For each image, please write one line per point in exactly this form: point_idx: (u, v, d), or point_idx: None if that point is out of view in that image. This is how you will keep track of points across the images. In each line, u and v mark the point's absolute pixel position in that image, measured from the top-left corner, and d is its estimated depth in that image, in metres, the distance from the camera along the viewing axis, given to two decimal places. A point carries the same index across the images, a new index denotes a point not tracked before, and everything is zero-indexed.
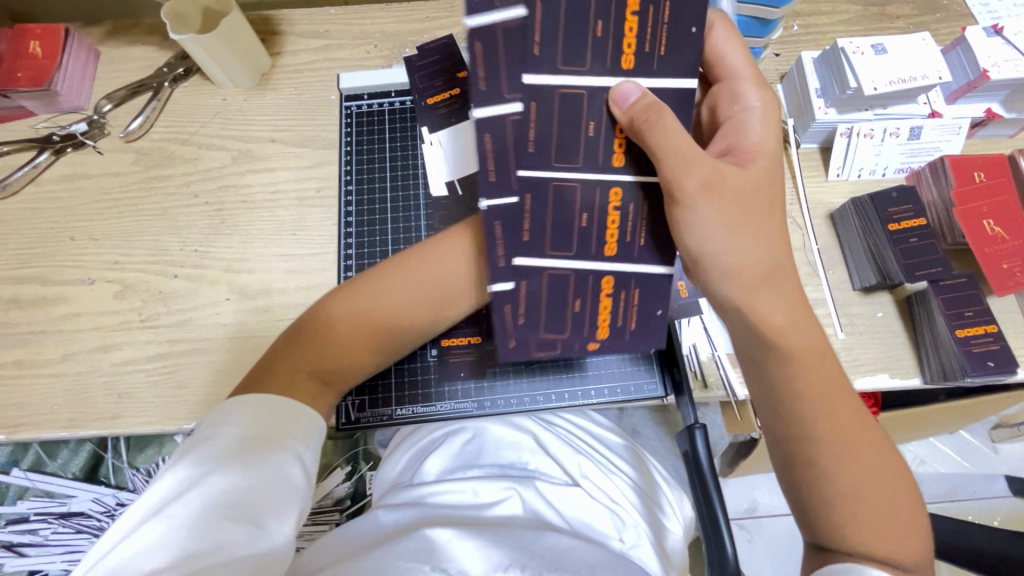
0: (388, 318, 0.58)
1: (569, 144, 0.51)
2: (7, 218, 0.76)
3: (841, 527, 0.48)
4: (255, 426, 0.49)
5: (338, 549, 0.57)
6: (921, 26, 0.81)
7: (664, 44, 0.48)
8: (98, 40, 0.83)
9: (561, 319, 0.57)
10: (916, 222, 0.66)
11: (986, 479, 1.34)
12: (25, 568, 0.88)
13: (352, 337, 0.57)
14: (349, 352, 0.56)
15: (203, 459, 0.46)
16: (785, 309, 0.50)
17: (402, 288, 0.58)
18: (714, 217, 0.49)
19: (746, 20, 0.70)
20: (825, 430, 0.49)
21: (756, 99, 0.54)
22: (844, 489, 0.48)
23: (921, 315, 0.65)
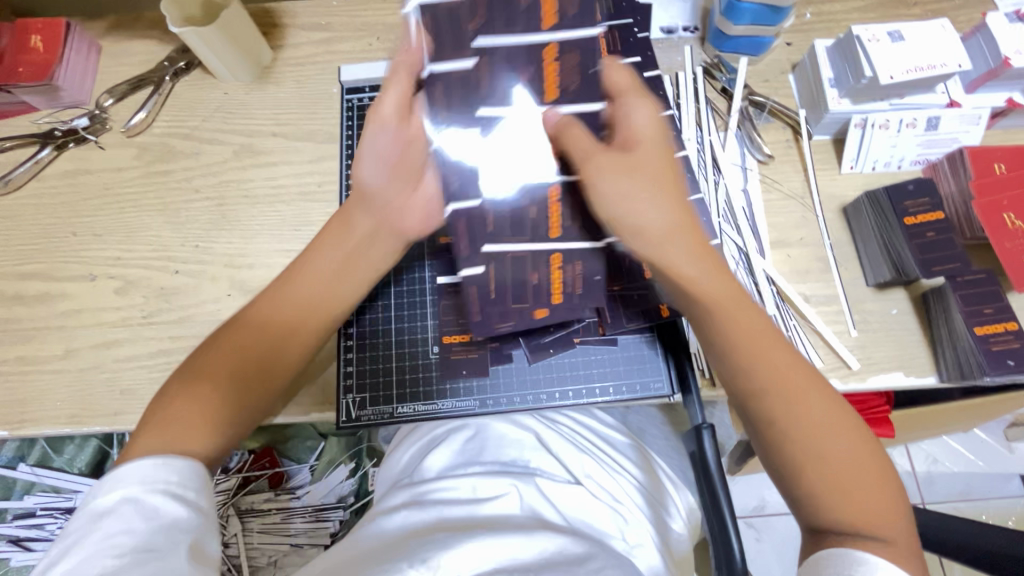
0: (258, 348, 0.55)
1: (520, 151, 0.56)
2: (10, 214, 0.76)
3: (817, 501, 0.48)
4: (153, 459, 0.46)
5: (342, 554, 0.57)
6: (940, 12, 0.78)
7: (577, 83, 0.54)
8: (100, 35, 0.82)
9: (524, 292, 0.58)
10: (935, 216, 0.63)
11: (1001, 479, 1.31)
12: (30, 563, 0.88)
13: (265, 344, 0.56)
14: (220, 397, 0.52)
15: (101, 500, 0.44)
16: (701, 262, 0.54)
17: (325, 285, 0.60)
18: (634, 180, 0.53)
19: (756, 8, 0.68)
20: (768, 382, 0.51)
21: (638, 106, 0.54)
22: (810, 462, 0.49)
23: (937, 312, 0.63)
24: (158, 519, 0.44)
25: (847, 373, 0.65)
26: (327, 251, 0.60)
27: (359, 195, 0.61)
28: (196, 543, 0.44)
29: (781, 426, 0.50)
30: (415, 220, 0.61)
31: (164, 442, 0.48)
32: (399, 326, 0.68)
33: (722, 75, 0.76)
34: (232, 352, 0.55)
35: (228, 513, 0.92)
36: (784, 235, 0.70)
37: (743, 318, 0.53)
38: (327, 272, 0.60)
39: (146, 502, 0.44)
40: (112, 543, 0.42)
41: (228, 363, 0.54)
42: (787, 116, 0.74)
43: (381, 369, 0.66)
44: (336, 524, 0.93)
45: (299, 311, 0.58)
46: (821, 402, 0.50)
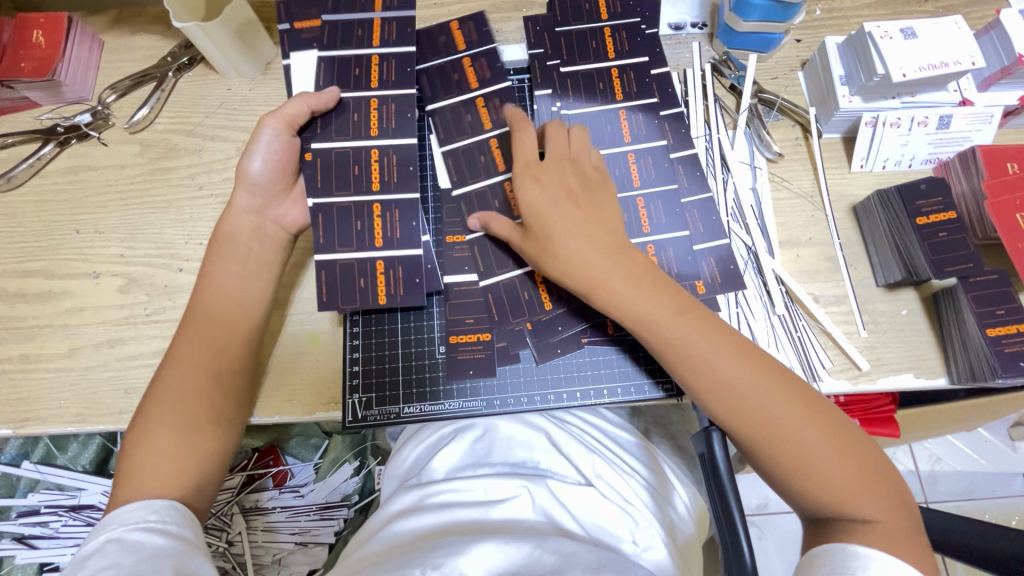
0: (217, 330, 0.59)
1: (472, 168, 0.69)
2: (12, 211, 0.75)
3: (786, 485, 0.50)
4: (157, 504, 0.50)
5: (356, 560, 0.58)
6: (952, 9, 0.77)
7: (489, 73, 0.72)
8: (102, 30, 0.81)
9: (518, 308, 0.65)
10: (947, 216, 0.63)
11: (1004, 478, 1.30)
12: (35, 560, 0.88)
13: (206, 363, 0.58)
14: (186, 389, 0.56)
15: (109, 545, 0.47)
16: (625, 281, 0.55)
17: (235, 280, 0.61)
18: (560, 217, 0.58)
19: (766, 4, 0.67)
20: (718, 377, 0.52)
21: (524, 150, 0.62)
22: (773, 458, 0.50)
23: (948, 312, 0.63)
24: (141, 551, 0.47)
25: (857, 374, 0.64)
26: (227, 261, 0.62)
27: (245, 185, 0.63)
28: (177, 568, 0.47)
29: (732, 430, 0.52)
30: (292, 215, 0.66)
31: (160, 452, 0.53)
32: (405, 327, 0.67)
33: (732, 72, 0.75)
34: (187, 380, 0.57)
35: (233, 511, 0.92)
36: (793, 235, 0.69)
37: (669, 336, 0.54)
38: (235, 266, 0.62)
39: (128, 539, 0.48)
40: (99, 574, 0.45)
41: (193, 388, 0.56)
42: (797, 114, 0.73)
43: (387, 370, 0.66)
44: (341, 522, 0.93)
45: (222, 323, 0.60)
46: (759, 398, 0.51)
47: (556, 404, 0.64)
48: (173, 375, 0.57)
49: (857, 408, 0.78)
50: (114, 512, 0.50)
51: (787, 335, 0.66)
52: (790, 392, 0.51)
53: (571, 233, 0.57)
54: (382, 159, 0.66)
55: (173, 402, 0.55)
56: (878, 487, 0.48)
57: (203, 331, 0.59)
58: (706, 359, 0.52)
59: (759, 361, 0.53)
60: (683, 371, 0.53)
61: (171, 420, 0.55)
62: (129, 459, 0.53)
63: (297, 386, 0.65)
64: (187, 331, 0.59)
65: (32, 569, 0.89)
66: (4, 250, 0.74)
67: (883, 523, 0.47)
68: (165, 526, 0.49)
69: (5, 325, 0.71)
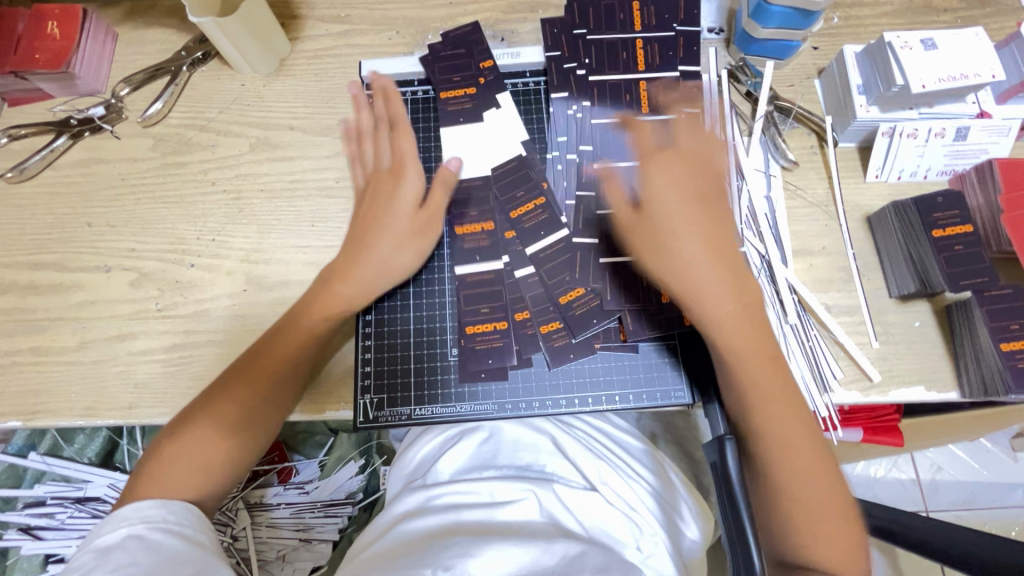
0: (286, 358, 0.60)
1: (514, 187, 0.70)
2: (25, 202, 0.75)
3: (792, 540, 0.52)
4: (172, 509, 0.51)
5: (355, 565, 0.58)
6: (970, 20, 0.77)
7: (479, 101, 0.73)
8: (116, 23, 0.81)
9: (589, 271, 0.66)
10: (963, 229, 0.62)
11: (1005, 489, 1.30)
12: (41, 551, 0.87)
13: (265, 385, 0.59)
14: (238, 404, 0.57)
15: (126, 541, 0.47)
16: (726, 311, 0.55)
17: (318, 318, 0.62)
18: (700, 252, 0.57)
19: (785, 11, 0.67)
20: (774, 421, 0.53)
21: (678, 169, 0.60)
22: (784, 513, 0.52)
23: (961, 325, 0.63)
24: (160, 551, 0.47)
25: (868, 386, 0.64)
26: (318, 298, 0.63)
27: (375, 266, 0.64)
28: (194, 573, 0.47)
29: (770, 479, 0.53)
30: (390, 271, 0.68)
31: (191, 453, 0.55)
32: (418, 326, 0.67)
33: (748, 78, 0.75)
34: (246, 397, 0.58)
35: (238, 506, 0.92)
36: (806, 244, 0.69)
37: (741, 371, 0.54)
38: (322, 306, 0.63)
39: (149, 537, 0.48)
40: (122, 570, 0.45)
41: (251, 403, 0.58)
42: (813, 122, 0.73)
43: (401, 369, 0.66)
44: (345, 520, 0.93)
45: (294, 348, 0.61)
46: (801, 455, 0.52)
47: (567, 410, 0.64)
48: (233, 392, 0.58)
49: (863, 418, 0.78)
50: (131, 506, 0.50)
51: (799, 344, 0.66)
52: (816, 454, 0.53)
53: (694, 242, 0.57)
54: (480, 233, 0.68)
55: (224, 411, 0.57)
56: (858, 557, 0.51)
57: (275, 351, 0.60)
58: (768, 396, 0.54)
59: (809, 431, 0.54)
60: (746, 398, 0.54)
61: (208, 421, 0.56)
62: (154, 457, 0.55)
63: (315, 385, 0.66)
64: (260, 351, 0.61)
65: (37, 561, 0.88)
66: (15, 241, 0.74)
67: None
68: (182, 528, 0.50)
69: (16, 317, 0.71)
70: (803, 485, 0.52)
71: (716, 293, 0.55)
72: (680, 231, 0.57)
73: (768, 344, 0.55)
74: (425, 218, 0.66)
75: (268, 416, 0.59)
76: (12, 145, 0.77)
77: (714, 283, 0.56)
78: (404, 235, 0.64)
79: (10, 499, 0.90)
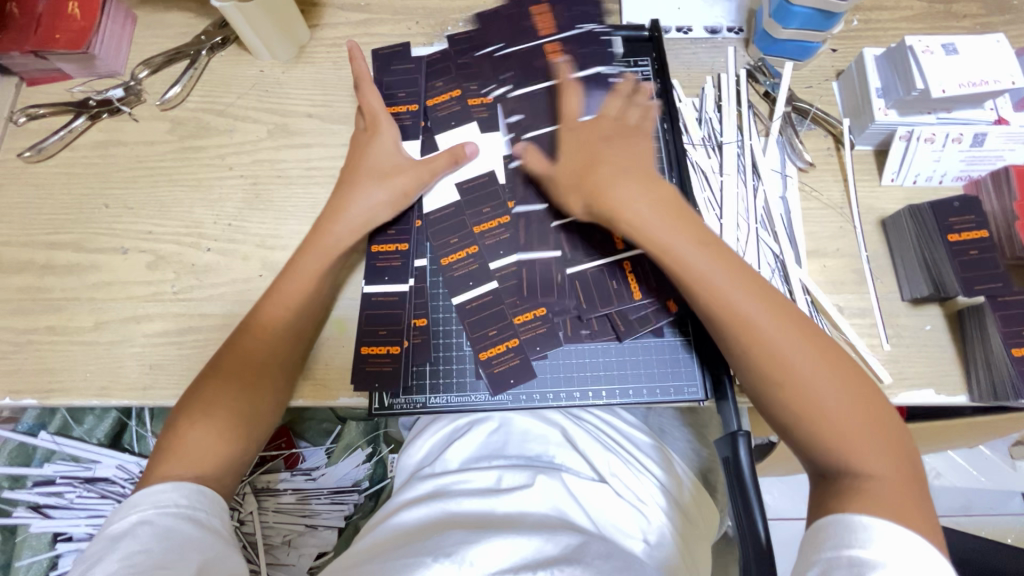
0: (274, 350, 0.61)
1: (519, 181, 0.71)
2: (42, 182, 0.75)
3: (808, 444, 0.48)
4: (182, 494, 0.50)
5: (360, 547, 0.58)
6: (990, 26, 0.77)
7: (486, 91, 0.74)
8: (136, 5, 0.81)
9: (549, 289, 0.66)
10: (978, 234, 0.63)
11: (1002, 496, 1.31)
12: (50, 530, 0.88)
13: (262, 376, 0.59)
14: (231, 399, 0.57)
15: (137, 530, 0.47)
16: (677, 226, 0.57)
17: (304, 304, 0.63)
18: (640, 188, 0.59)
19: (808, 12, 0.68)
20: (757, 330, 0.52)
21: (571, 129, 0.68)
22: (791, 419, 0.50)
23: (973, 329, 0.63)
24: (170, 538, 0.47)
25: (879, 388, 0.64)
26: (299, 281, 0.63)
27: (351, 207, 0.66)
28: (203, 564, 0.47)
29: (773, 392, 0.51)
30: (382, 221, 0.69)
31: (192, 448, 0.54)
32: (433, 315, 0.67)
33: (766, 79, 0.75)
34: (233, 383, 0.58)
35: (245, 491, 0.92)
36: (821, 245, 0.70)
37: (726, 295, 0.53)
38: (314, 273, 0.63)
39: (159, 523, 0.48)
40: (130, 559, 0.45)
41: (243, 386, 0.58)
42: (830, 124, 0.73)
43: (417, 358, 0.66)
44: (351, 507, 0.94)
45: (293, 312, 0.62)
46: (791, 358, 0.50)
47: (582, 402, 0.64)
48: (227, 384, 0.58)
49: None
50: (144, 491, 0.50)
51: None
52: (821, 351, 0.51)
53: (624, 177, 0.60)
54: (468, 259, 0.68)
55: (229, 385, 0.57)
56: (902, 454, 0.47)
57: (259, 347, 0.60)
58: (734, 305, 0.53)
59: (802, 333, 0.52)
60: (722, 330, 0.53)
61: (210, 418, 0.55)
62: (170, 440, 0.54)
63: (328, 371, 0.66)
64: (252, 324, 0.61)
65: (46, 539, 0.89)
66: (32, 220, 0.74)
67: (890, 479, 0.45)
68: (193, 513, 0.50)
69: (32, 296, 0.71)
70: (827, 403, 0.48)
71: (666, 212, 0.58)
72: (614, 173, 0.61)
73: (731, 258, 0.55)
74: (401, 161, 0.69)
75: (268, 411, 0.59)
76: (30, 125, 0.77)
77: (673, 219, 0.57)
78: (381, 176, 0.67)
79: (19, 477, 0.91)
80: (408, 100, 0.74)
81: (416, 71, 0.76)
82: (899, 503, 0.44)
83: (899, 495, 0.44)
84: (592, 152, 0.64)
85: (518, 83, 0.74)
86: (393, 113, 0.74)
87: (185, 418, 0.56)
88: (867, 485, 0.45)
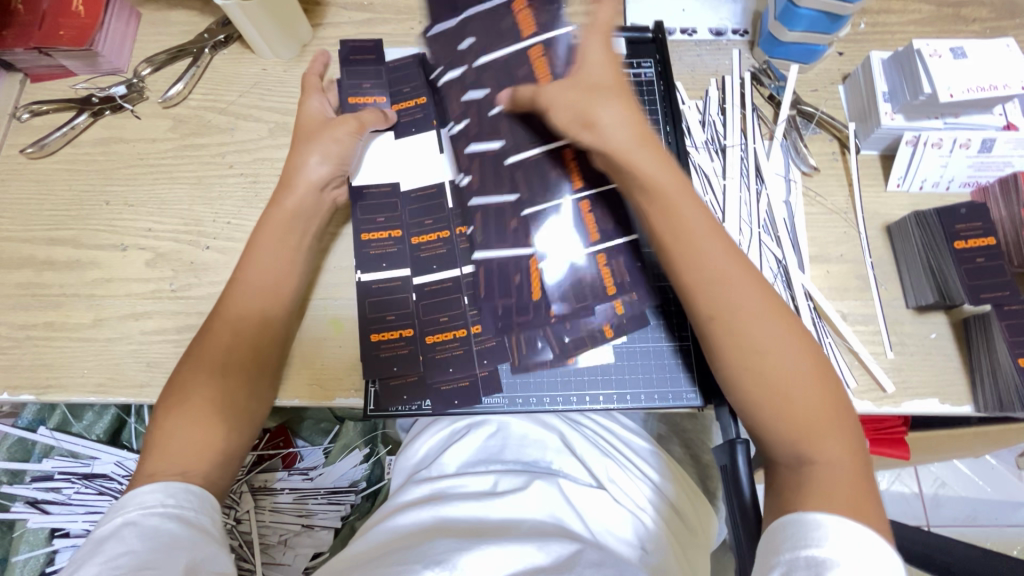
0: (224, 330, 0.59)
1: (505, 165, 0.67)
2: (44, 178, 0.76)
3: (762, 420, 0.48)
4: (166, 493, 0.50)
5: (352, 551, 0.58)
6: (1000, 31, 0.76)
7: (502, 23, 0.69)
8: (140, 3, 0.81)
9: (493, 310, 0.65)
10: (985, 242, 0.62)
11: (1008, 506, 1.30)
12: (46, 525, 0.88)
13: (233, 361, 0.58)
14: (192, 385, 0.56)
15: (122, 533, 0.47)
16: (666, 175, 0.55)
17: (265, 286, 0.62)
18: (629, 126, 0.56)
19: (814, 15, 0.67)
20: (728, 293, 0.51)
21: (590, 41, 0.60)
22: (747, 393, 0.49)
23: (979, 339, 0.62)
24: (157, 537, 0.47)
25: (881, 397, 0.63)
26: (257, 264, 0.62)
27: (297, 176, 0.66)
28: (190, 561, 0.46)
29: (728, 361, 0.50)
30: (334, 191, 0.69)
31: (170, 437, 0.53)
32: (428, 320, 0.66)
33: (771, 82, 0.75)
34: (195, 367, 0.57)
35: (242, 490, 0.92)
36: (824, 250, 0.69)
37: (699, 253, 0.52)
38: (268, 253, 0.63)
39: (145, 524, 0.47)
40: (113, 561, 0.44)
41: (199, 366, 0.57)
42: (835, 128, 0.73)
43: (402, 352, 0.65)
44: (348, 508, 0.94)
45: (264, 299, 0.61)
46: (752, 325, 0.50)
47: (578, 406, 0.63)
48: (198, 370, 0.57)
49: (867, 428, 0.79)
50: (131, 493, 0.50)
51: None
52: (786, 321, 0.50)
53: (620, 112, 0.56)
54: (437, 243, 0.68)
55: (204, 375, 0.56)
56: (848, 440, 0.47)
57: (224, 331, 0.59)
58: (704, 263, 0.52)
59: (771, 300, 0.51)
60: (689, 284, 0.53)
61: (191, 410, 0.55)
62: (158, 433, 0.54)
63: (326, 371, 0.66)
64: (218, 320, 0.60)
65: (43, 534, 0.89)
66: (33, 216, 0.74)
67: (838, 468, 0.45)
68: (180, 512, 0.49)
69: (32, 291, 0.71)
70: (783, 373, 0.48)
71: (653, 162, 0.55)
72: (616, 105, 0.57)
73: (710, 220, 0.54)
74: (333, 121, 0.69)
75: (244, 399, 0.58)
76: (32, 122, 0.77)
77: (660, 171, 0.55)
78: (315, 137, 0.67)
79: (18, 473, 0.91)
80: (374, 92, 0.74)
81: (381, 63, 0.76)
82: (844, 492, 0.44)
83: (847, 486, 0.44)
84: (606, 84, 0.58)
85: (480, 45, 0.70)
86: (359, 104, 0.74)
87: (162, 410, 0.55)
88: (815, 474, 0.45)
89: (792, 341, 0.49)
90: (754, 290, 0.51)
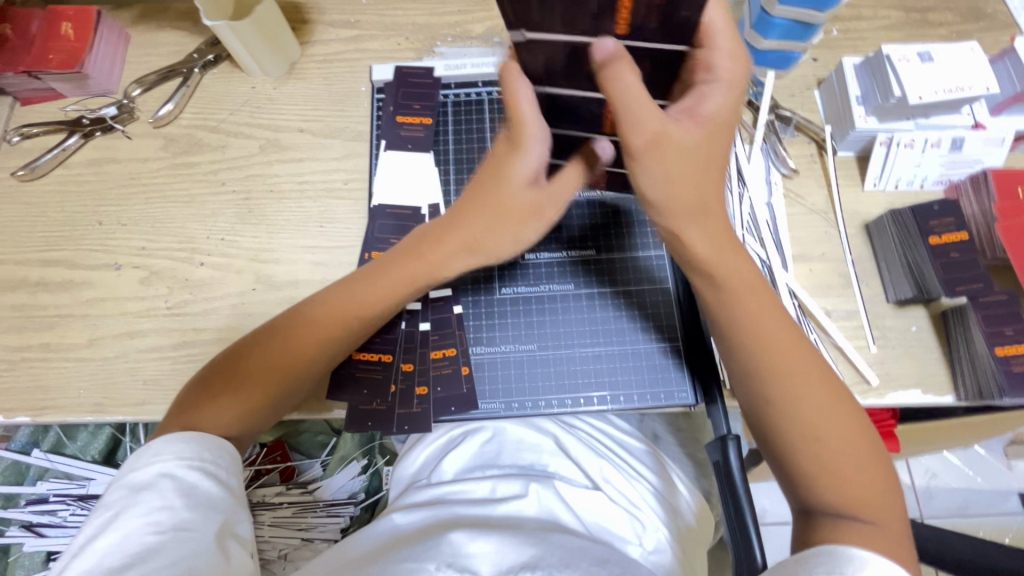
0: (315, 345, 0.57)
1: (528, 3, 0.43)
2: (35, 200, 0.76)
3: (809, 480, 0.49)
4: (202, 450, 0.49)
5: (351, 550, 0.57)
6: (965, 34, 0.79)
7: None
8: (129, 24, 0.82)
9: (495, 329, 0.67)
10: (957, 237, 0.65)
11: (999, 495, 1.32)
12: (41, 549, 0.87)
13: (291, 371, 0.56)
14: (252, 387, 0.54)
15: (159, 492, 0.46)
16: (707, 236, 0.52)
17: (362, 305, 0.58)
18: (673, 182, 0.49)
19: (788, 23, 0.69)
20: (774, 363, 0.51)
21: (726, 67, 0.47)
22: (797, 451, 0.50)
23: (957, 330, 0.64)
24: (195, 496, 0.47)
25: (865, 390, 0.65)
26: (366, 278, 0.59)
27: (472, 247, 0.59)
28: (225, 526, 0.47)
29: (772, 414, 0.51)
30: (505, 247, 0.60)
31: (208, 416, 0.53)
32: (423, 330, 0.67)
33: (749, 88, 0.77)
34: (263, 365, 0.55)
35: None
36: (806, 249, 0.71)
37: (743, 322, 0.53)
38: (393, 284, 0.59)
39: (182, 480, 0.47)
40: (154, 521, 0.44)
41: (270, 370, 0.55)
42: (812, 131, 0.75)
43: (377, 376, 0.64)
44: (348, 519, 0.94)
45: (353, 318, 0.58)
46: (816, 398, 0.50)
47: (573, 409, 0.64)
48: (264, 367, 0.55)
49: None
50: (162, 441, 0.49)
51: None
52: (833, 394, 0.51)
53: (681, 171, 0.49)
54: None
55: (256, 388, 0.54)
56: (889, 501, 0.49)
57: (306, 341, 0.56)
58: (766, 334, 0.52)
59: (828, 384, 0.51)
60: (740, 340, 0.53)
61: (234, 404, 0.54)
62: (189, 404, 0.53)
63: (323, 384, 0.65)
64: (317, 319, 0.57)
65: (39, 557, 0.88)
66: (25, 239, 0.74)
67: (884, 528, 0.47)
68: (216, 471, 0.49)
69: (26, 313, 0.71)
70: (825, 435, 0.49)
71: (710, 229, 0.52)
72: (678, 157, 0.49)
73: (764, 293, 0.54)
74: (537, 214, 0.58)
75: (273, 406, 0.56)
76: (23, 144, 0.78)
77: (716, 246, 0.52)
78: (509, 222, 0.58)
79: (12, 496, 0.90)
80: (423, 113, 0.76)
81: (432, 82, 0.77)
82: (885, 545, 0.46)
83: (881, 542, 0.46)
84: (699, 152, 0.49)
85: None
86: (406, 122, 0.76)
87: (213, 389, 0.54)
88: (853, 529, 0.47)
89: (851, 426, 0.50)
90: (811, 377, 0.51)
